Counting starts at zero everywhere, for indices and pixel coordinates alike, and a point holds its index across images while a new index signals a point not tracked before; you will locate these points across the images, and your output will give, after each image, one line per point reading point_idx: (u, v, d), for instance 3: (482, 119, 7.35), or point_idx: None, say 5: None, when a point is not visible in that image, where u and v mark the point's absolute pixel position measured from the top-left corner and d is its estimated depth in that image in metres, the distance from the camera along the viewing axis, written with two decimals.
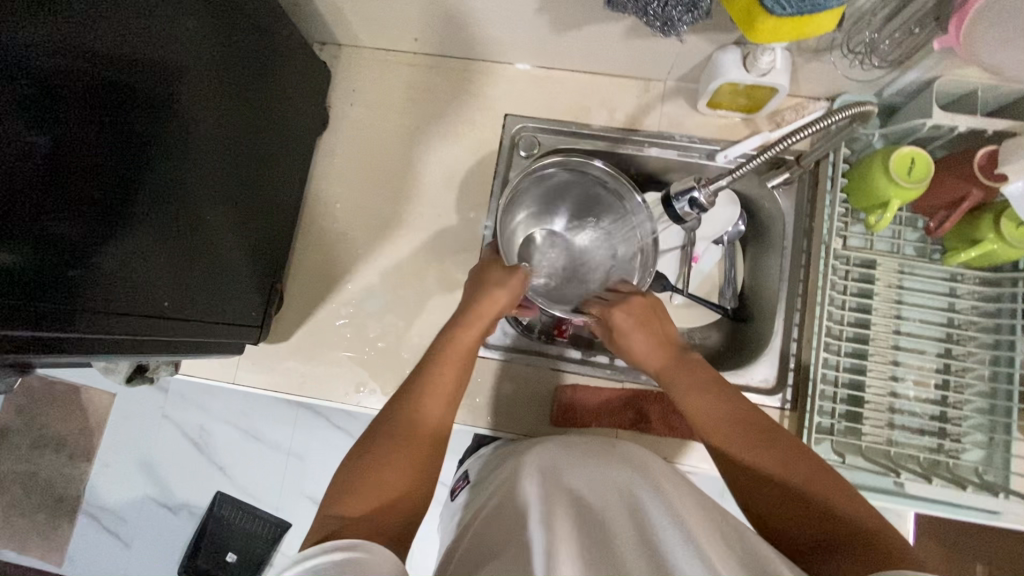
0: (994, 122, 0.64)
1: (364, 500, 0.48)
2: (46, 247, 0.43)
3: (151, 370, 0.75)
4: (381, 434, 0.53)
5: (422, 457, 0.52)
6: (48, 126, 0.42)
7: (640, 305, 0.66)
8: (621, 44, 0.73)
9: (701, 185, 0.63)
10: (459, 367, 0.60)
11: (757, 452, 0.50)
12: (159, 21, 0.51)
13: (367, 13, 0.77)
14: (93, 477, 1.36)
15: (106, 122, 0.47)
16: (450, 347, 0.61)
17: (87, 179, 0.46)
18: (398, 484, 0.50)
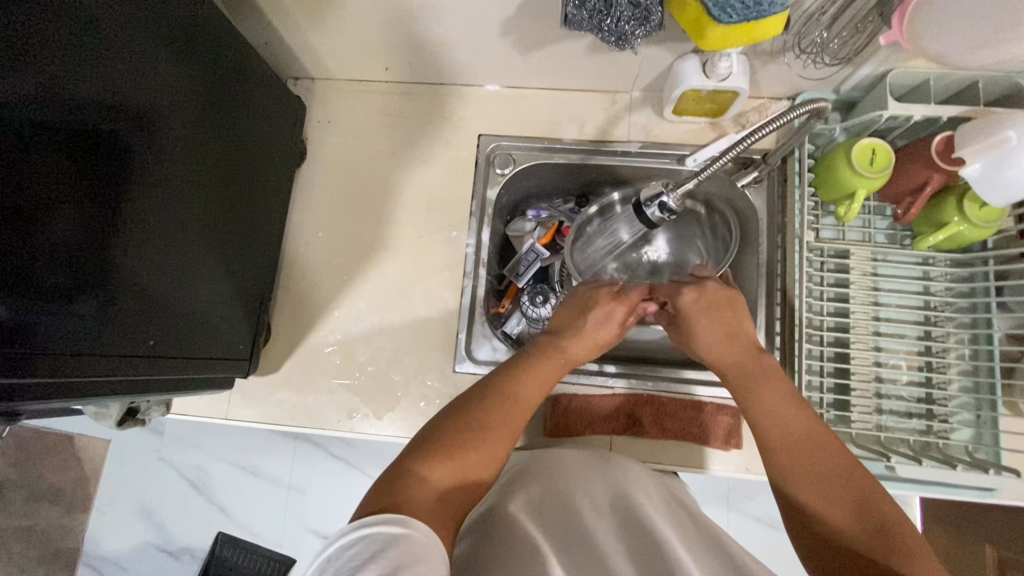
0: (946, 108, 0.66)
1: (443, 474, 0.49)
2: (24, 298, 0.44)
3: (142, 412, 0.75)
4: (471, 406, 0.55)
5: (507, 440, 0.54)
6: (20, 180, 0.43)
7: (711, 289, 0.65)
8: (584, 59, 0.75)
9: (668, 190, 0.66)
10: (559, 369, 0.63)
11: (825, 495, 0.49)
12: (138, 69, 0.53)
13: (337, 46, 0.79)
14: (92, 527, 1.34)
15: (78, 174, 0.47)
16: (551, 349, 0.64)
17: (62, 230, 0.46)
18: (480, 462, 0.52)
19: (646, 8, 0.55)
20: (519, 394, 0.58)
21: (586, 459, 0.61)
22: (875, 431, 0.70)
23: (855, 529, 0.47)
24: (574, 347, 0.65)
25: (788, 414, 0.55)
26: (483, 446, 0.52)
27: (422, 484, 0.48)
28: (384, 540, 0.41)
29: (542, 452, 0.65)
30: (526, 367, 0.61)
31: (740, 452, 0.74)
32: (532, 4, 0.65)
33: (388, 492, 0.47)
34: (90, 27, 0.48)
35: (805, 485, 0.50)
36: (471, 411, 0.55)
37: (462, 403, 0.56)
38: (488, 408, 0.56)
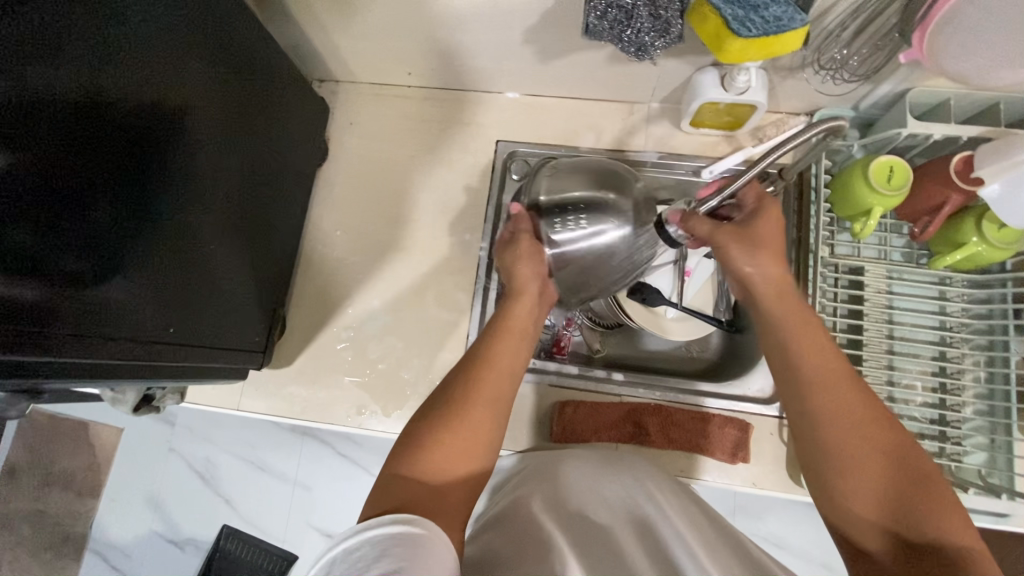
0: (967, 128, 0.66)
1: (428, 470, 0.49)
2: (55, 283, 0.46)
3: (157, 399, 0.77)
4: (436, 395, 0.55)
5: (484, 415, 0.53)
6: (52, 171, 0.44)
7: (768, 215, 0.59)
8: (604, 70, 0.76)
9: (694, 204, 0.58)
10: (519, 336, 0.59)
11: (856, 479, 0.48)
12: (168, 64, 0.55)
13: (361, 49, 0.81)
14: (100, 514, 1.36)
15: (109, 165, 0.49)
16: (510, 318, 0.60)
17: (91, 219, 0.48)
18: (455, 450, 0.50)
19: (666, 21, 0.56)
20: (492, 354, 0.56)
21: (592, 459, 0.63)
22: None
23: (879, 515, 0.46)
24: (530, 279, 0.62)
25: (832, 382, 0.50)
26: (468, 415, 0.52)
27: (407, 482, 0.48)
28: (389, 540, 0.41)
29: (553, 453, 0.67)
30: (495, 327, 0.59)
31: (747, 466, 0.73)
32: (555, 14, 0.66)
33: (381, 497, 0.47)
34: (120, 23, 0.49)
35: (832, 418, 0.49)
36: (437, 399, 0.54)
37: (435, 397, 0.55)
38: (464, 382, 0.54)
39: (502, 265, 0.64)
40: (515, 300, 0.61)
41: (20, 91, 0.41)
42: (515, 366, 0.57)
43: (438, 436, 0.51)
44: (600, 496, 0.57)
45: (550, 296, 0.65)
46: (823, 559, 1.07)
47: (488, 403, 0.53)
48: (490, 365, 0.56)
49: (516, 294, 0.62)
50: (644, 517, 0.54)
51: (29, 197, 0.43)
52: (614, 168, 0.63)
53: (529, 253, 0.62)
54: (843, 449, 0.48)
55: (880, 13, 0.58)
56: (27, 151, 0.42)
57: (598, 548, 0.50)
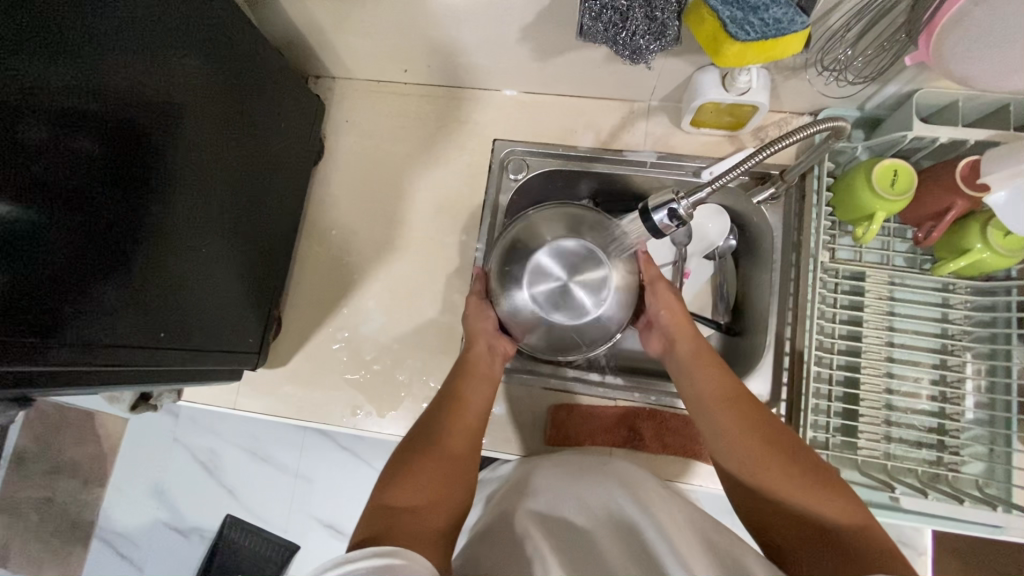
0: (974, 132, 0.64)
1: (408, 499, 0.52)
2: (54, 286, 0.46)
3: (154, 398, 0.77)
4: (410, 438, 0.60)
5: (456, 453, 0.58)
6: (47, 172, 0.45)
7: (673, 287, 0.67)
8: (602, 68, 0.75)
9: (679, 196, 0.56)
10: (482, 379, 0.65)
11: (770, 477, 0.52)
12: (165, 65, 0.55)
13: (356, 46, 0.80)
14: (107, 502, 1.38)
15: (106, 169, 0.50)
16: (472, 361, 0.66)
17: (91, 223, 0.49)
18: (432, 481, 0.54)
19: (662, 22, 0.54)
20: (460, 396, 0.62)
21: (581, 467, 0.64)
22: (883, 459, 0.68)
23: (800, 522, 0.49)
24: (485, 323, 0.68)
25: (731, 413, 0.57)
26: (440, 450, 0.57)
27: (389, 511, 0.50)
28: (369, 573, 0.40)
29: (544, 461, 0.68)
30: (457, 369, 0.65)
31: None
32: (550, 13, 0.65)
33: (367, 530, 0.48)
34: (120, 31, 0.50)
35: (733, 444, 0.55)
36: (411, 442, 0.59)
37: (409, 441, 0.60)
38: (436, 423, 0.60)
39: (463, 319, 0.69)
40: (473, 348, 0.66)
41: (19, 95, 0.42)
42: (483, 400, 0.63)
43: (414, 471, 0.55)
44: (584, 503, 0.57)
45: (506, 351, 0.68)
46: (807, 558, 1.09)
47: (461, 435, 0.60)
48: (459, 401, 0.62)
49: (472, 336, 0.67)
50: (623, 521, 0.53)
51: (23, 196, 0.43)
52: (583, 216, 0.66)
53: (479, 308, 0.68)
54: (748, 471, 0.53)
55: (885, 15, 0.56)
56: (28, 157, 0.43)
57: (586, 556, 0.49)
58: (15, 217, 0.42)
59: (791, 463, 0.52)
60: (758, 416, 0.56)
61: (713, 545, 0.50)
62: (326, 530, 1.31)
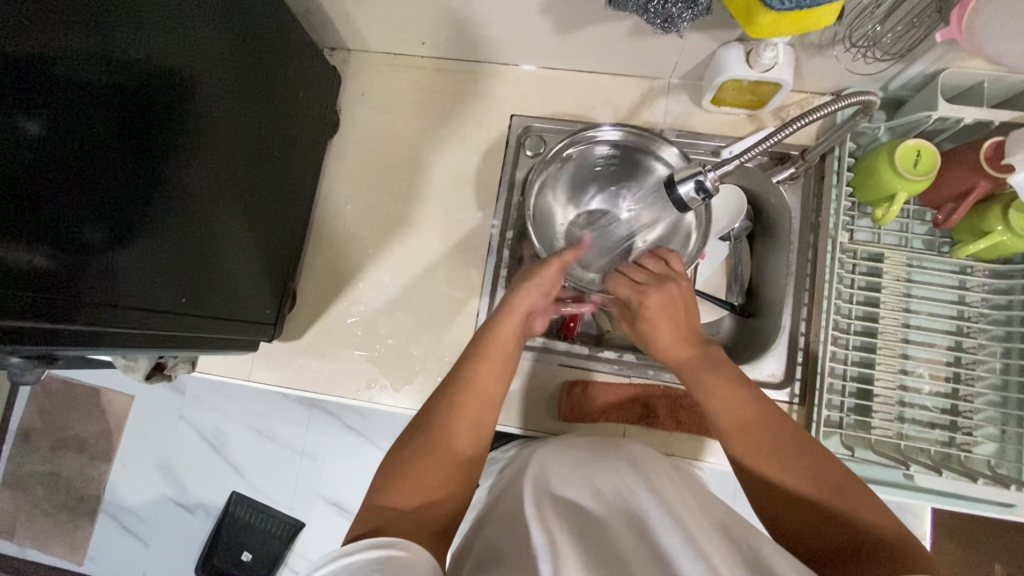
0: (1000, 112, 0.64)
1: (405, 493, 0.51)
2: (74, 251, 0.46)
3: (168, 368, 0.77)
4: (420, 419, 0.57)
5: (462, 444, 0.55)
6: (63, 135, 0.44)
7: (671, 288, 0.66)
8: (624, 43, 0.74)
9: (706, 168, 0.57)
10: (499, 361, 0.60)
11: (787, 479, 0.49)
12: (180, 28, 0.54)
13: (374, 16, 0.79)
14: (113, 477, 1.39)
15: (122, 136, 0.49)
16: (491, 341, 0.62)
17: (108, 190, 0.48)
18: (433, 475, 0.52)
19: None
20: (474, 376, 0.58)
21: (588, 453, 0.61)
22: (896, 438, 0.69)
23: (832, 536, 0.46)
24: (522, 306, 0.65)
25: (753, 428, 0.52)
26: (448, 438, 0.55)
27: (387, 509, 0.50)
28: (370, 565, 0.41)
29: (553, 442, 0.66)
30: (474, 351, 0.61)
31: None
32: None
33: (366, 522, 0.49)
34: None
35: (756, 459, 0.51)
36: (421, 425, 0.56)
37: (417, 421, 0.57)
38: (448, 404, 0.56)
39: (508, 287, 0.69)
40: (497, 325, 0.63)
41: (24, 46, 0.40)
42: (496, 388, 0.59)
43: (419, 463, 0.53)
44: (595, 488, 0.55)
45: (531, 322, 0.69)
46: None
47: (470, 429, 0.56)
48: (471, 387, 0.58)
49: (504, 315, 0.64)
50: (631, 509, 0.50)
51: (38, 159, 0.42)
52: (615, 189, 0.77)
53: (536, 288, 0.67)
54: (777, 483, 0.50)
55: None
56: (42, 118, 0.42)
57: (593, 540, 0.48)
58: (34, 180, 0.42)
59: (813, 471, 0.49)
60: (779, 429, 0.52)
61: (733, 531, 0.48)
62: (331, 508, 1.32)
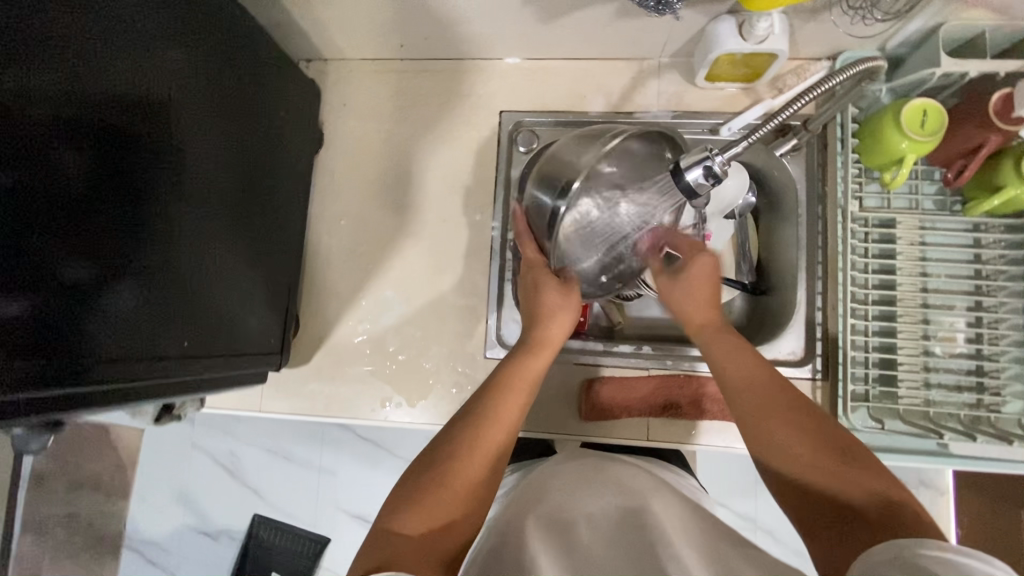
0: (1005, 63, 0.62)
1: (414, 519, 0.50)
2: (64, 306, 0.44)
3: (177, 409, 0.75)
4: (443, 445, 0.55)
5: (481, 475, 0.54)
6: (40, 186, 0.42)
7: (706, 260, 0.65)
8: (610, 26, 0.71)
9: (714, 152, 0.54)
10: (524, 393, 0.60)
11: (804, 477, 0.49)
12: (151, 58, 0.51)
13: (347, 23, 0.75)
14: (133, 512, 1.38)
15: (99, 179, 0.47)
16: (516, 371, 0.61)
17: (91, 237, 0.46)
18: (450, 505, 0.51)
19: None
20: (500, 409, 0.57)
21: (588, 466, 0.58)
22: (924, 406, 0.68)
23: (860, 496, 0.46)
24: (553, 338, 0.65)
25: (757, 391, 0.55)
26: (465, 469, 0.53)
27: (394, 535, 0.48)
28: None
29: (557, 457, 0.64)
30: (501, 385, 0.59)
31: None
32: None
33: (371, 551, 0.47)
34: (94, 24, 0.46)
35: (766, 423, 0.53)
36: (442, 451, 0.54)
37: (434, 445, 0.56)
38: (471, 433, 0.55)
39: (530, 312, 0.67)
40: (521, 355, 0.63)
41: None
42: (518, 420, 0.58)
43: (438, 493, 0.51)
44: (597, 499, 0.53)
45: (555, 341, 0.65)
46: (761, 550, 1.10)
47: (488, 460, 0.55)
48: (495, 419, 0.57)
49: (532, 348, 0.64)
50: (629, 521, 0.50)
51: (16, 214, 0.40)
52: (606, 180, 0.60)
53: (562, 313, 0.65)
54: (778, 450, 0.51)
55: None
56: (15, 171, 0.40)
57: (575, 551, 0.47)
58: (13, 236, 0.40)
59: (815, 438, 0.50)
60: (784, 395, 0.54)
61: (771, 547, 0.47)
62: (355, 521, 1.31)
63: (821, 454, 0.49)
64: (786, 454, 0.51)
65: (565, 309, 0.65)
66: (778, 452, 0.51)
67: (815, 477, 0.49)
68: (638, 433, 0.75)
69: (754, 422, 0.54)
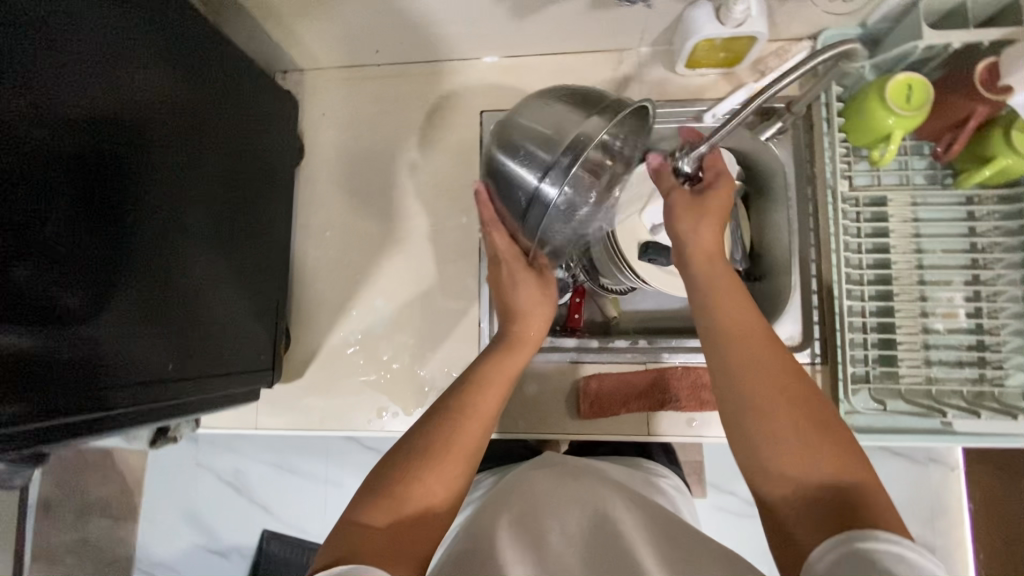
0: (989, 32, 0.60)
1: (386, 509, 0.49)
2: (45, 334, 0.43)
3: (172, 431, 0.74)
4: (419, 434, 0.54)
5: (457, 471, 0.53)
6: (19, 211, 0.41)
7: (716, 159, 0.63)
8: (585, 19, 0.70)
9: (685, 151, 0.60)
10: (500, 390, 0.59)
11: (776, 443, 0.47)
12: (127, 75, 0.50)
13: (319, 31, 0.74)
14: (142, 534, 1.37)
15: (79, 201, 0.46)
16: (495, 366, 0.60)
17: (73, 262, 0.45)
18: (424, 497, 0.50)
19: None
20: (477, 403, 0.56)
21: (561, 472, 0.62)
22: (926, 384, 0.66)
23: (825, 474, 0.45)
24: (530, 336, 0.64)
25: (753, 342, 0.51)
26: (442, 463, 0.52)
27: (362, 525, 0.47)
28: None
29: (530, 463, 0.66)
30: (479, 379, 0.58)
31: None
32: None
33: (338, 541, 0.46)
34: (65, 43, 0.45)
35: (753, 375, 0.50)
36: (416, 441, 0.53)
37: (410, 435, 0.55)
38: (446, 426, 0.54)
39: (508, 307, 0.66)
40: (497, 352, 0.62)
41: None
42: (496, 415, 0.57)
43: (413, 484, 0.50)
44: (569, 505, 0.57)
45: (532, 340, 0.65)
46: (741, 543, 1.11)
47: (465, 455, 0.53)
48: (472, 413, 0.56)
49: (509, 344, 0.63)
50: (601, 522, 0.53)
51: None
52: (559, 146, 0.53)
53: (538, 309, 0.66)
54: (761, 406, 0.48)
55: None
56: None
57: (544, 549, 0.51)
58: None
59: (803, 407, 0.47)
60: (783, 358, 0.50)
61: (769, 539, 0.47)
62: None
63: (808, 426, 0.47)
64: (767, 413, 0.48)
65: (541, 306, 0.66)
66: (760, 410, 0.48)
67: (791, 442, 0.46)
68: (640, 428, 0.74)
69: (740, 373, 0.50)
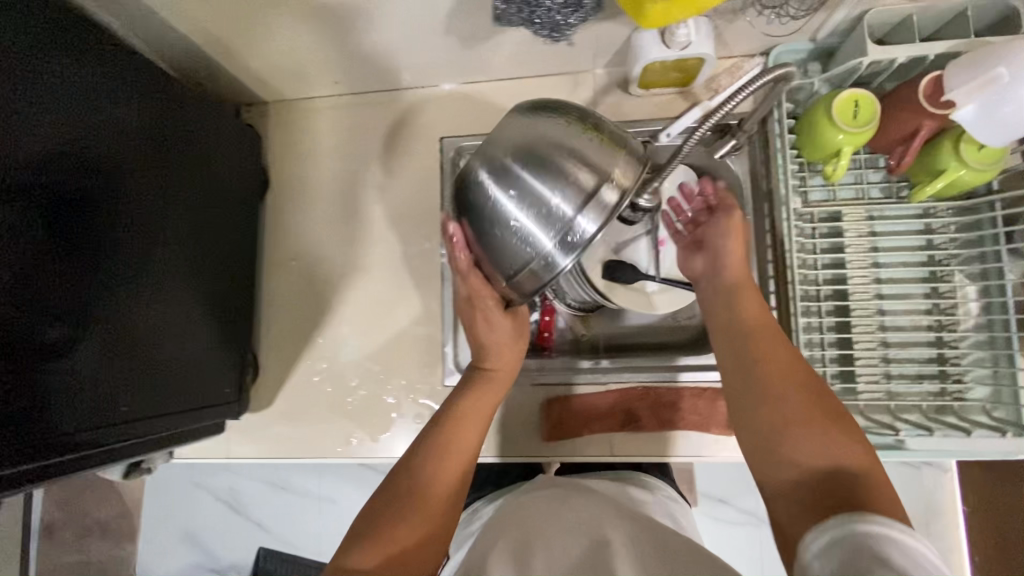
0: (932, 46, 0.60)
1: (369, 553, 0.50)
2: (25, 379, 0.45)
3: (147, 462, 0.75)
4: (402, 475, 0.56)
5: (435, 512, 0.54)
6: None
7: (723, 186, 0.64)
8: (535, 46, 0.71)
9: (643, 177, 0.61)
10: (478, 425, 0.60)
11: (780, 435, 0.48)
12: (99, 126, 0.53)
13: (278, 67, 0.76)
14: (141, 555, 1.39)
15: (55, 248, 0.48)
16: (471, 403, 0.61)
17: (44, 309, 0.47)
18: (408, 539, 0.52)
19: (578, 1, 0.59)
20: (454, 441, 0.58)
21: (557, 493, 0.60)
22: (885, 399, 0.66)
23: (825, 462, 0.46)
24: (504, 370, 0.65)
25: (764, 337, 0.54)
26: (421, 504, 0.54)
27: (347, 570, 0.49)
28: None
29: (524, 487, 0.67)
30: (456, 417, 0.60)
31: None
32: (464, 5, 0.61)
33: None
34: (41, 103, 0.48)
35: (767, 365, 0.52)
36: (400, 483, 0.55)
37: (393, 477, 0.56)
38: (428, 467, 0.56)
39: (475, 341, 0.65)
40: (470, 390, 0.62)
41: None
42: (473, 449, 0.59)
43: (396, 527, 0.52)
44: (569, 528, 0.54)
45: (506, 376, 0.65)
46: (732, 555, 1.10)
47: (445, 496, 0.56)
48: (450, 451, 0.57)
49: (486, 377, 0.64)
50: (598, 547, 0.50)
51: None
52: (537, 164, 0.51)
53: (511, 345, 0.64)
54: (771, 397, 0.50)
55: None
56: None
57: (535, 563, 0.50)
58: None
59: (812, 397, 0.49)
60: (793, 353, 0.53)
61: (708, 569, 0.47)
62: None
63: (818, 417, 0.48)
64: (777, 403, 0.50)
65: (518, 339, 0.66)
66: (769, 399, 0.50)
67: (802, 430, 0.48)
68: (603, 449, 0.74)
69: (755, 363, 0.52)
